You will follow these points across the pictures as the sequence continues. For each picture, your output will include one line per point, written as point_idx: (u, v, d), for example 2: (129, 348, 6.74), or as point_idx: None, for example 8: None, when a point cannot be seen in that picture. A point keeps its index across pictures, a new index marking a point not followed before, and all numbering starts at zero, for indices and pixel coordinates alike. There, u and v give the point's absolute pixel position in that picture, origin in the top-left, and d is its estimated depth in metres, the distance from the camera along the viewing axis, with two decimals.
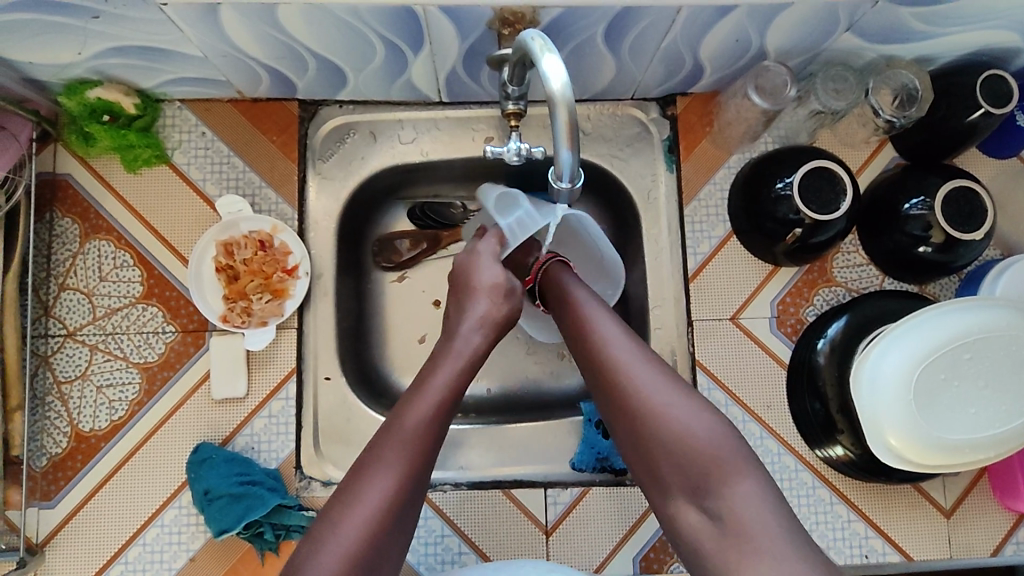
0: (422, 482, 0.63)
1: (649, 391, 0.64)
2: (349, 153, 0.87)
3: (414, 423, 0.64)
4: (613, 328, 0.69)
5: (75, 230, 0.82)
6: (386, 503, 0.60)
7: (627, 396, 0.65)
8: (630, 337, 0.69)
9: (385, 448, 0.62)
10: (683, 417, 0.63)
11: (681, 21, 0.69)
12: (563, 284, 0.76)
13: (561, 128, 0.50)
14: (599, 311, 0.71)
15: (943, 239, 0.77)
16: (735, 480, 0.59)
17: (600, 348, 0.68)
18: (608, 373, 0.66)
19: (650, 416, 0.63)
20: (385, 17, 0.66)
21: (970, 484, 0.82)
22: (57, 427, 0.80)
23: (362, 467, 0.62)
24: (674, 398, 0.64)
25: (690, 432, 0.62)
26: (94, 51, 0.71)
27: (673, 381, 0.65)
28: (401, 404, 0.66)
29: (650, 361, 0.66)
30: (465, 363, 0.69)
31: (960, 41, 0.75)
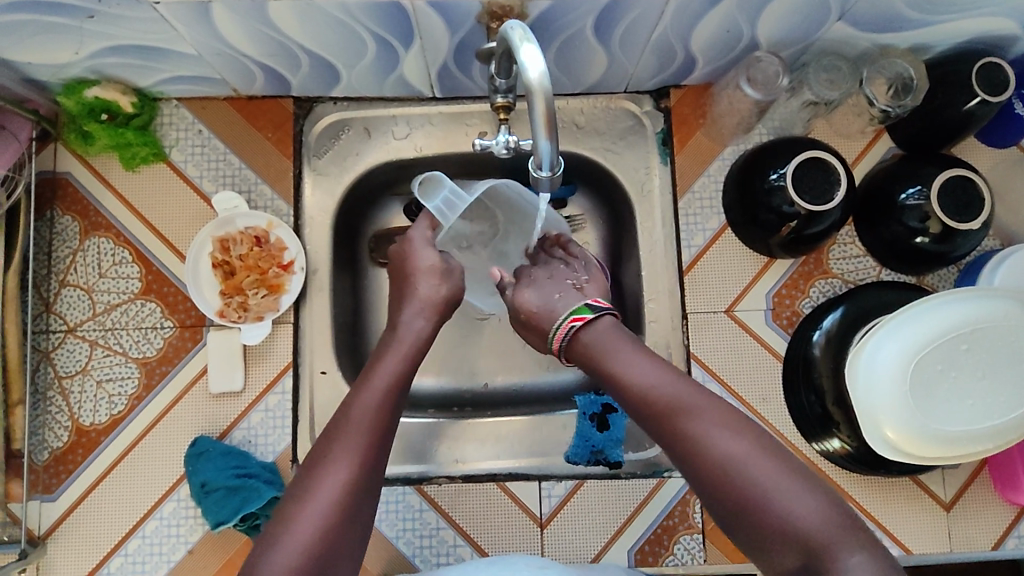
0: (379, 469, 0.63)
1: (742, 459, 0.56)
2: (344, 149, 0.87)
3: (359, 409, 0.64)
4: (670, 383, 0.61)
5: (74, 228, 0.83)
6: (342, 490, 0.59)
7: (706, 467, 0.56)
8: (691, 389, 0.60)
9: (340, 437, 0.62)
10: (776, 480, 0.54)
11: (671, 12, 0.68)
12: (600, 352, 0.65)
13: (538, 118, 0.49)
14: (651, 370, 0.63)
15: (940, 229, 0.76)
16: (840, 549, 0.51)
17: (670, 414, 0.59)
18: (678, 442, 0.58)
19: (741, 489, 0.55)
20: (374, 12, 0.67)
21: (970, 477, 0.81)
22: (58, 422, 0.81)
23: (316, 458, 0.62)
24: (763, 464, 0.55)
25: (789, 502, 0.53)
26: (91, 50, 0.72)
27: (751, 438, 0.57)
28: (353, 394, 0.66)
29: (718, 416, 0.58)
30: (408, 355, 0.71)
31: (955, 28, 0.74)
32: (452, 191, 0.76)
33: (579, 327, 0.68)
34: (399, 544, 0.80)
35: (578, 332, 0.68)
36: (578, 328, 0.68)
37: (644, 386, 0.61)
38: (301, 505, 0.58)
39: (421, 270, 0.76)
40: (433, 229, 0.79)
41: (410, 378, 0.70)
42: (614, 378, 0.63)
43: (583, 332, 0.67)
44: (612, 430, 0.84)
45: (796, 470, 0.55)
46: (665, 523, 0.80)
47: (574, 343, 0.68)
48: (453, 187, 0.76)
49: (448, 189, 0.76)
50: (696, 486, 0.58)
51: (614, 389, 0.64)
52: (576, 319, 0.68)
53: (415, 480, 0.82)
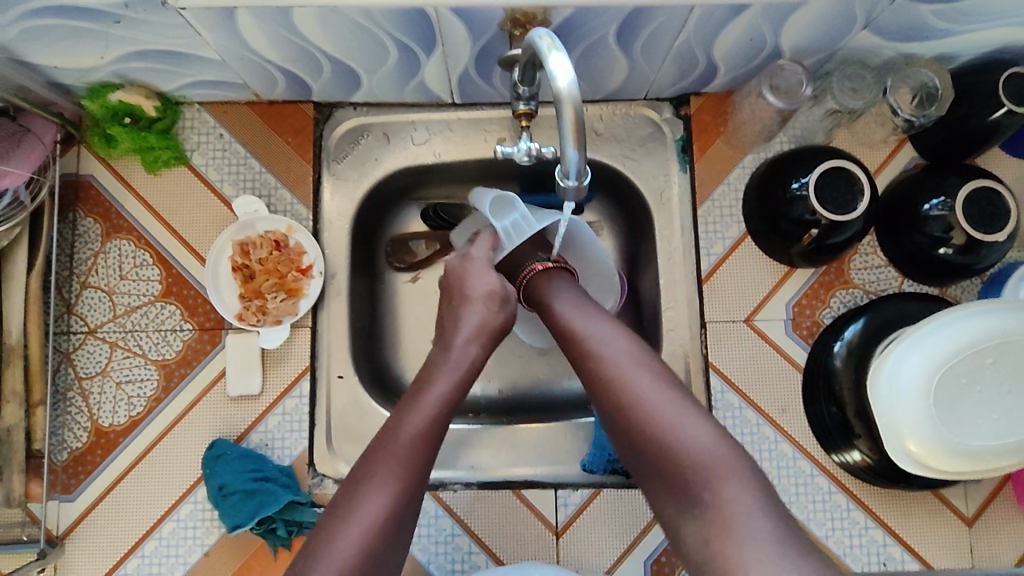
0: (420, 492, 0.64)
1: (642, 394, 0.63)
2: (363, 154, 0.88)
3: (404, 435, 0.65)
4: (592, 324, 0.69)
5: (96, 230, 0.84)
6: (381, 516, 0.61)
7: (613, 399, 0.64)
8: (636, 357, 0.66)
9: (382, 457, 0.64)
10: (670, 416, 0.61)
11: (694, 20, 0.68)
12: (548, 293, 0.75)
13: (567, 125, 0.48)
14: (582, 314, 0.71)
15: (964, 241, 0.75)
16: (725, 477, 0.57)
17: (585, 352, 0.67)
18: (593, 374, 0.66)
19: (637, 415, 0.62)
20: (398, 19, 0.67)
21: (992, 492, 0.80)
22: (77, 422, 0.81)
23: (357, 479, 0.63)
24: (662, 396, 0.62)
25: (676, 430, 0.60)
26: (116, 55, 0.72)
27: (659, 382, 0.64)
28: (399, 414, 0.67)
29: (629, 355, 0.66)
30: (457, 379, 0.71)
31: (981, 38, 0.74)
32: (522, 214, 0.81)
33: (538, 271, 0.77)
34: (414, 551, 0.79)
35: (535, 273, 0.77)
36: (537, 272, 0.77)
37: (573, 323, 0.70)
38: (344, 522, 0.60)
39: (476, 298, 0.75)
40: (495, 251, 0.81)
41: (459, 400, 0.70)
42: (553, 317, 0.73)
43: (543, 277, 0.77)
44: None
45: (690, 408, 0.62)
46: None
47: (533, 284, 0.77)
48: (523, 211, 0.81)
49: (518, 213, 0.81)
50: (602, 414, 0.66)
51: (551, 327, 0.73)
52: (541, 265, 0.78)
53: (431, 486, 0.82)
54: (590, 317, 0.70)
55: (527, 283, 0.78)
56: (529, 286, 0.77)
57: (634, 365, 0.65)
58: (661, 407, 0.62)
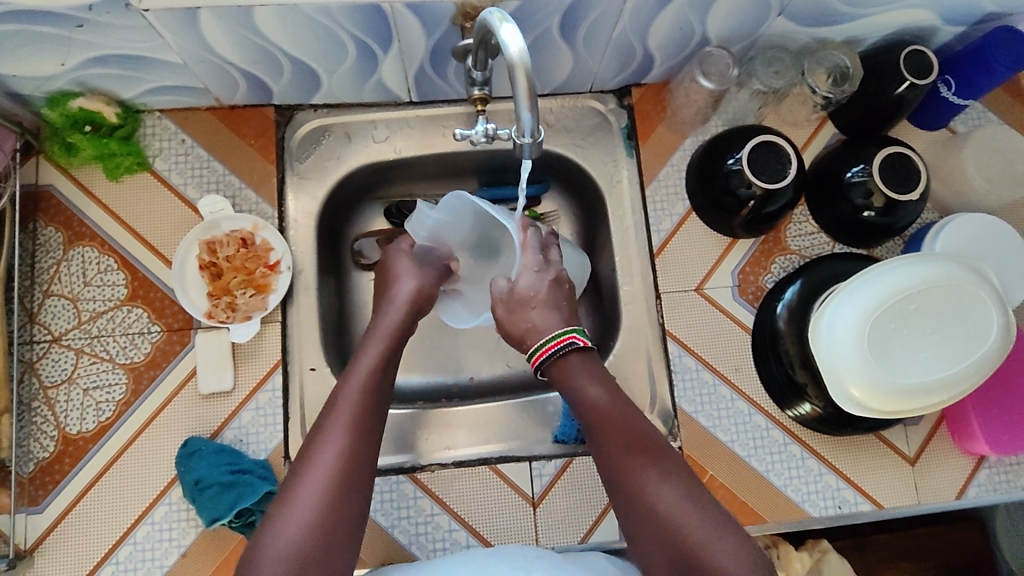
0: (369, 456, 0.67)
1: (677, 513, 0.62)
2: (325, 154, 0.91)
3: (336, 416, 0.67)
4: (628, 423, 0.68)
5: (58, 238, 0.84)
6: (321, 495, 0.62)
7: (651, 510, 0.63)
8: (659, 445, 0.67)
9: (328, 425, 0.67)
10: (710, 537, 0.61)
11: (629, 10, 0.75)
12: (577, 375, 0.72)
13: (520, 91, 0.52)
14: (618, 407, 0.70)
15: (883, 203, 0.84)
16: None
17: (628, 454, 0.66)
18: (631, 486, 0.65)
19: (676, 534, 0.62)
20: (355, 15, 0.71)
21: (930, 432, 0.87)
22: (44, 432, 0.80)
23: (299, 465, 0.65)
24: (699, 515, 0.62)
25: (714, 550, 0.60)
26: (77, 61, 0.74)
27: (696, 498, 0.64)
28: (338, 388, 0.70)
29: (669, 467, 0.65)
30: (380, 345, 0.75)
31: (881, 21, 0.83)
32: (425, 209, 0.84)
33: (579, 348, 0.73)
34: (394, 533, 0.81)
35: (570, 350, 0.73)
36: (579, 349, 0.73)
37: (609, 421, 0.69)
38: (295, 491, 0.63)
39: (405, 275, 0.84)
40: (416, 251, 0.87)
41: (389, 367, 0.75)
42: (585, 407, 0.70)
43: (568, 357, 0.73)
44: None
45: (727, 526, 0.62)
46: None
47: (553, 363, 0.74)
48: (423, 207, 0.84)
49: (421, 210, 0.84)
50: (633, 524, 0.64)
51: (580, 415, 0.71)
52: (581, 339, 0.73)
53: (409, 468, 0.83)
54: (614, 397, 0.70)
55: (559, 362, 0.73)
56: (558, 365, 0.73)
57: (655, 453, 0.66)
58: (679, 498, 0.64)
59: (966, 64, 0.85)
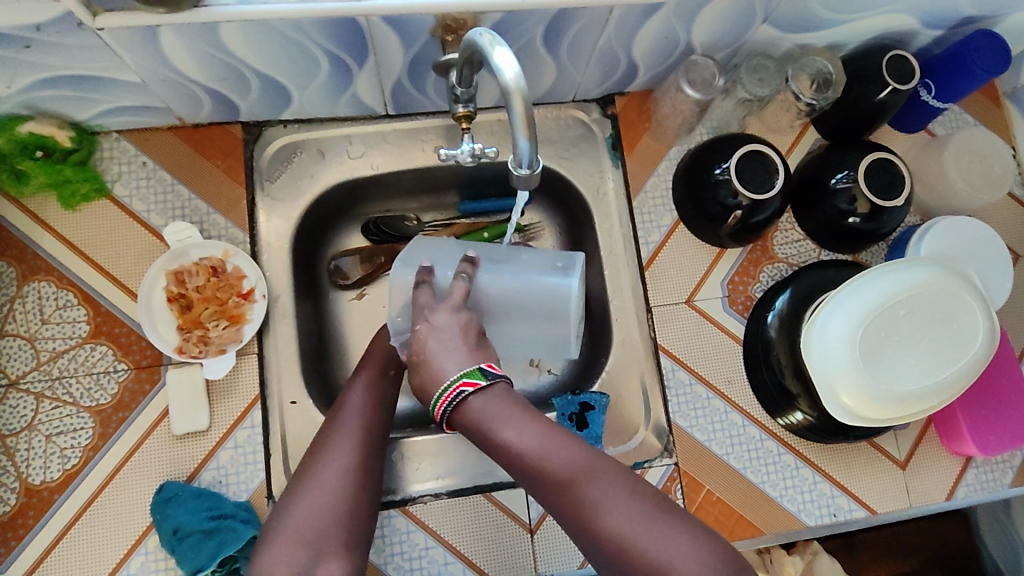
0: (374, 478, 0.69)
1: (630, 532, 0.55)
2: (298, 172, 0.86)
3: (343, 419, 0.72)
4: (558, 454, 0.59)
5: (11, 274, 0.78)
6: (333, 481, 0.66)
7: (597, 539, 0.56)
8: (588, 464, 0.58)
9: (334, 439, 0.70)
10: (666, 543, 0.54)
11: (615, 21, 0.72)
12: (484, 418, 0.63)
13: (517, 117, 0.49)
14: (546, 439, 0.60)
15: (868, 209, 0.83)
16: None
17: (564, 487, 0.58)
18: (578, 515, 0.57)
19: (632, 552, 0.54)
20: (328, 30, 0.67)
21: (919, 435, 0.88)
22: (4, 484, 0.75)
23: (307, 464, 0.68)
24: (653, 528, 0.55)
25: (659, 550, 0.54)
26: (23, 83, 0.68)
27: (644, 505, 0.56)
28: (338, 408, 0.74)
29: (612, 483, 0.57)
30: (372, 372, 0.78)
31: (863, 26, 0.82)
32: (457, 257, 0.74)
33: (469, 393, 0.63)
34: (388, 569, 0.78)
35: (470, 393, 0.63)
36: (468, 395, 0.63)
37: (541, 459, 0.59)
38: (304, 483, 0.66)
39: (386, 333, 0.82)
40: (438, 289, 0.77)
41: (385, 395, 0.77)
42: (511, 450, 0.61)
43: (470, 400, 0.63)
44: (590, 428, 0.85)
45: (687, 534, 0.55)
46: None
47: (461, 409, 0.64)
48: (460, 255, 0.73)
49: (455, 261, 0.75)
50: (590, 551, 0.58)
51: (509, 463, 0.62)
52: (468, 383, 0.63)
53: (400, 501, 0.80)
54: (531, 430, 0.61)
55: (460, 408, 0.64)
56: (460, 412, 0.64)
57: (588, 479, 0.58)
58: (626, 522, 0.55)
59: (945, 68, 0.86)
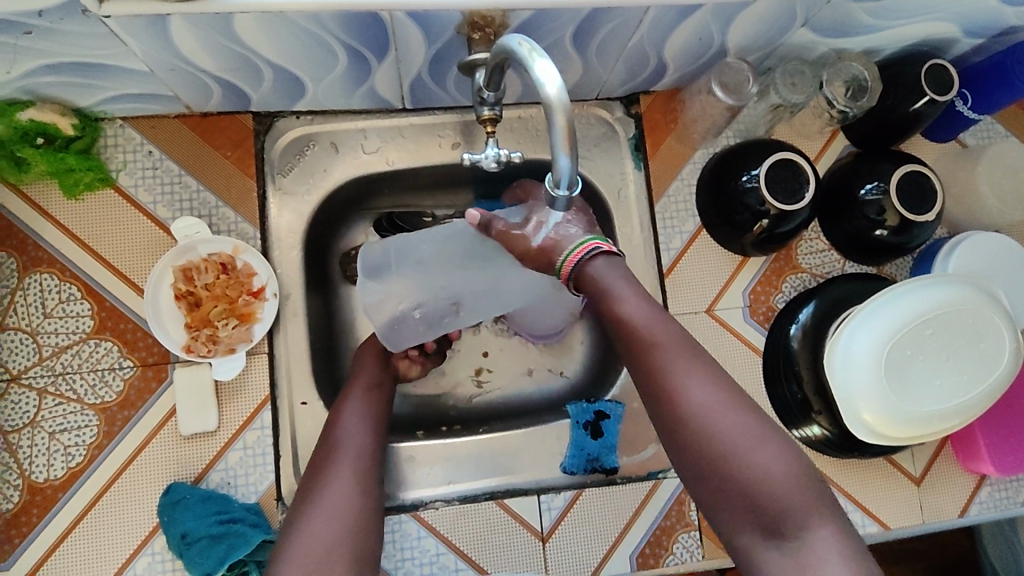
0: (378, 496, 0.66)
1: (708, 413, 0.56)
2: (310, 166, 0.83)
3: (343, 442, 0.69)
4: (658, 332, 0.61)
5: (12, 265, 0.75)
6: (343, 505, 0.62)
7: (680, 424, 0.57)
8: (682, 347, 0.60)
9: (336, 459, 0.67)
10: (741, 431, 0.55)
11: (648, 21, 0.69)
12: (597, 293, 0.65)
13: (558, 135, 0.46)
14: (647, 317, 0.62)
15: (898, 222, 0.81)
16: (801, 505, 0.52)
17: (652, 361, 0.60)
18: (659, 389, 0.59)
19: (708, 433, 0.55)
20: (349, 23, 0.64)
21: (935, 452, 0.87)
22: (6, 481, 0.73)
23: (309, 488, 0.64)
24: (733, 415, 0.56)
25: (739, 443, 0.54)
26: (26, 69, 0.65)
27: (726, 393, 0.57)
28: (333, 426, 0.71)
29: (702, 367, 0.59)
30: (368, 388, 0.76)
31: (902, 33, 0.79)
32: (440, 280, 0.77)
33: (576, 271, 0.66)
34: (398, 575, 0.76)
35: (580, 266, 0.66)
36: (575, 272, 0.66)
37: (639, 332, 0.61)
38: (309, 509, 0.61)
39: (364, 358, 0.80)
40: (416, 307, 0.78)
41: (380, 412, 0.75)
42: (614, 318, 0.63)
43: (594, 260, 0.65)
44: (606, 437, 0.83)
45: (762, 428, 0.55)
46: (663, 524, 0.80)
47: (583, 270, 0.66)
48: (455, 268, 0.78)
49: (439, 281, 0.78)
50: (662, 429, 0.59)
51: (611, 330, 0.64)
52: (574, 259, 0.66)
53: (411, 507, 0.79)
54: (638, 309, 0.62)
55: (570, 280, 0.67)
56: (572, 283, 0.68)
57: (680, 365, 0.58)
58: (708, 410, 0.56)
59: (985, 78, 0.83)
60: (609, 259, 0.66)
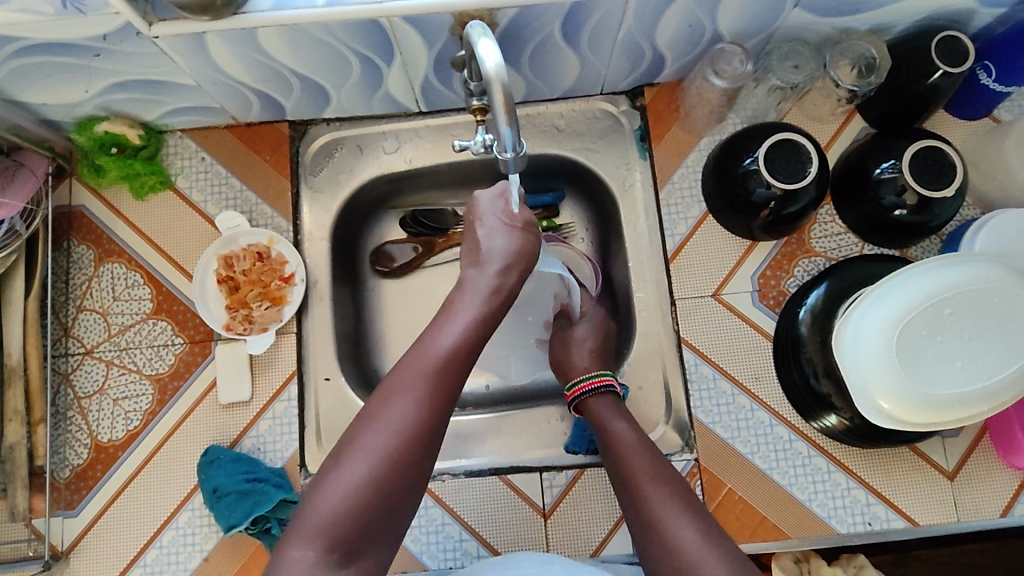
0: (440, 429, 0.58)
1: (700, 563, 0.58)
2: (338, 167, 0.93)
3: (434, 347, 0.60)
4: (641, 458, 0.69)
5: (90, 256, 0.89)
6: (404, 433, 0.56)
7: (665, 544, 0.61)
8: (662, 470, 0.67)
9: (406, 382, 0.58)
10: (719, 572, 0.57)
11: (632, 10, 0.73)
12: (603, 419, 0.75)
13: (498, 107, 0.51)
14: (636, 453, 0.69)
15: (916, 200, 0.77)
16: None
17: (638, 481, 0.67)
18: (648, 522, 0.63)
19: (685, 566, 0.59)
20: (354, 31, 0.72)
21: (971, 444, 0.81)
22: (78, 440, 0.85)
23: (382, 396, 0.58)
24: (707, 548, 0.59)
25: None
26: (99, 87, 0.78)
27: (703, 524, 0.62)
28: (432, 328, 0.61)
29: (678, 503, 0.63)
30: (492, 290, 0.64)
31: (910, 8, 0.78)
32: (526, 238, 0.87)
33: (590, 394, 0.77)
34: (406, 541, 0.81)
35: (588, 396, 0.77)
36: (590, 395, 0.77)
37: (626, 457, 0.69)
38: (352, 450, 0.56)
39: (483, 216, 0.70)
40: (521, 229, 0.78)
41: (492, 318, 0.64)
42: (609, 443, 0.72)
43: (594, 399, 0.77)
44: None
45: (736, 563, 0.58)
46: None
47: (584, 402, 0.78)
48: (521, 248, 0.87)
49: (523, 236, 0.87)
50: (648, 558, 0.63)
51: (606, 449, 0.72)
52: (601, 379, 0.78)
53: None
54: (626, 430, 0.72)
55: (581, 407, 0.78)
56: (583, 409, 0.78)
57: (658, 488, 0.65)
58: (687, 537, 0.60)
59: (1005, 50, 0.79)
60: (611, 403, 0.76)
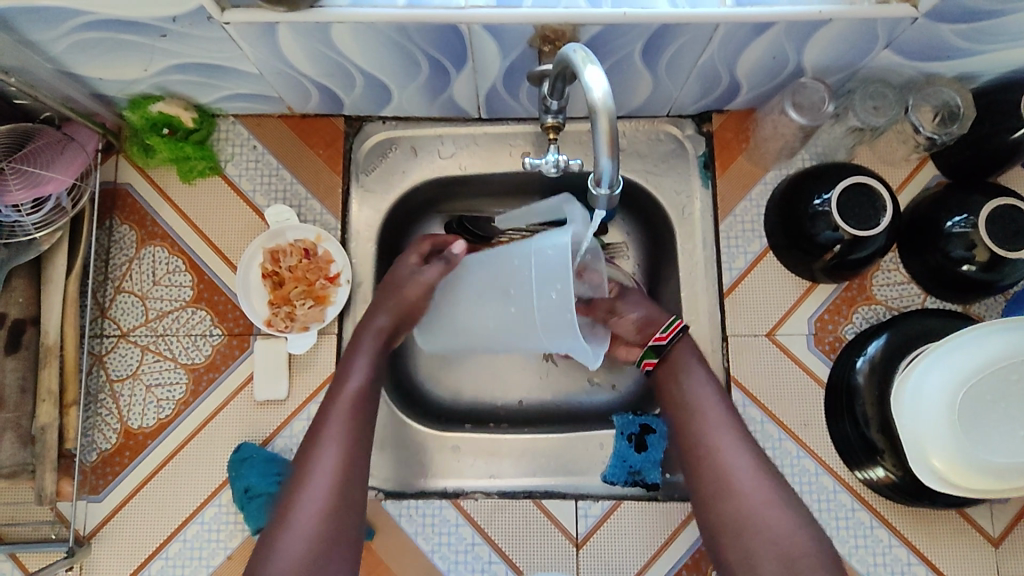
0: (360, 469, 0.70)
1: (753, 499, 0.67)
2: (391, 167, 0.90)
3: (340, 400, 0.72)
4: (711, 402, 0.73)
5: (131, 237, 0.87)
6: (332, 475, 0.68)
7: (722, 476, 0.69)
8: (726, 415, 0.73)
9: (322, 439, 0.70)
10: (767, 506, 0.67)
11: (719, 39, 0.70)
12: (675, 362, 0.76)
13: (601, 137, 0.50)
14: (711, 399, 0.73)
15: (987, 258, 0.75)
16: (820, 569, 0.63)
17: (703, 423, 0.72)
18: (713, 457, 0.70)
19: (737, 494, 0.68)
20: (432, 36, 0.69)
21: (1019, 512, 0.79)
22: (107, 424, 0.83)
23: (307, 447, 0.70)
24: (759, 484, 0.68)
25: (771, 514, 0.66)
26: (158, 67, 0.75)
27: (758, 464, 0.70)
28: (335, 388, 0.74)
29: (742, 441, 0.71)
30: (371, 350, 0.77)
31: (1005, 58, 0.74)
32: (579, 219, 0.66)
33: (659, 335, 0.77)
34: (434, 558, 0.79)
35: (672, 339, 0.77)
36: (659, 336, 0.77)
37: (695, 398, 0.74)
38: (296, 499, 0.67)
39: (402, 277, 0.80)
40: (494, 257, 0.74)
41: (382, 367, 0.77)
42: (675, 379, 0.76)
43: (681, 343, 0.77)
44: (650, 452, 0.83)
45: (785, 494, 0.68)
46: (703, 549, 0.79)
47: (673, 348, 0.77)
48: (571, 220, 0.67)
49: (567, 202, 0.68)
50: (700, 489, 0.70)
51: (669, 388, 0.76)
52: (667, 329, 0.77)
53: (451, 494, 0.82)
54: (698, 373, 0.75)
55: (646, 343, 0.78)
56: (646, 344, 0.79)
57: (725, 431, 0.71)
58: (746, 474, 0.69)
59: None
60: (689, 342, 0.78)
